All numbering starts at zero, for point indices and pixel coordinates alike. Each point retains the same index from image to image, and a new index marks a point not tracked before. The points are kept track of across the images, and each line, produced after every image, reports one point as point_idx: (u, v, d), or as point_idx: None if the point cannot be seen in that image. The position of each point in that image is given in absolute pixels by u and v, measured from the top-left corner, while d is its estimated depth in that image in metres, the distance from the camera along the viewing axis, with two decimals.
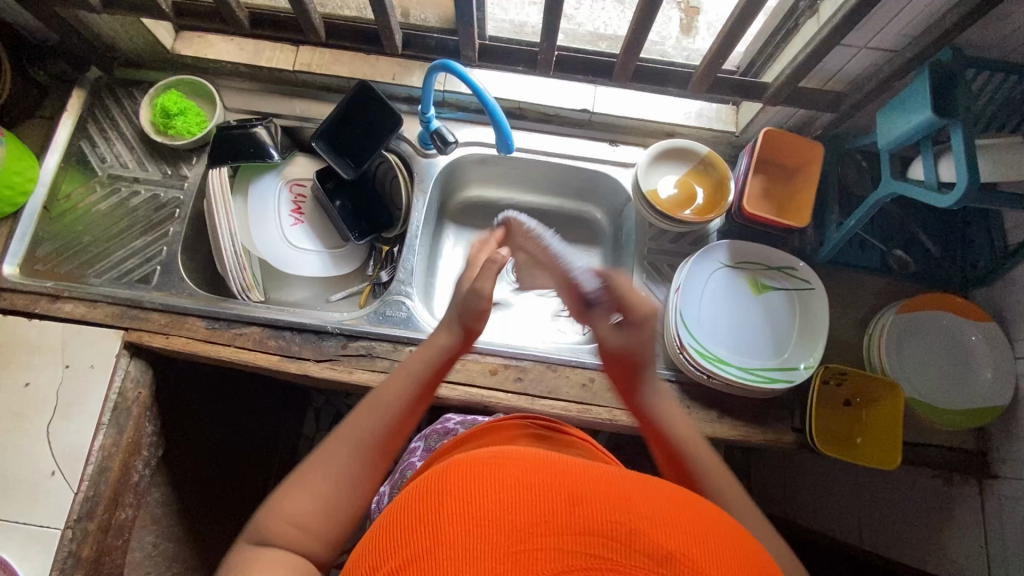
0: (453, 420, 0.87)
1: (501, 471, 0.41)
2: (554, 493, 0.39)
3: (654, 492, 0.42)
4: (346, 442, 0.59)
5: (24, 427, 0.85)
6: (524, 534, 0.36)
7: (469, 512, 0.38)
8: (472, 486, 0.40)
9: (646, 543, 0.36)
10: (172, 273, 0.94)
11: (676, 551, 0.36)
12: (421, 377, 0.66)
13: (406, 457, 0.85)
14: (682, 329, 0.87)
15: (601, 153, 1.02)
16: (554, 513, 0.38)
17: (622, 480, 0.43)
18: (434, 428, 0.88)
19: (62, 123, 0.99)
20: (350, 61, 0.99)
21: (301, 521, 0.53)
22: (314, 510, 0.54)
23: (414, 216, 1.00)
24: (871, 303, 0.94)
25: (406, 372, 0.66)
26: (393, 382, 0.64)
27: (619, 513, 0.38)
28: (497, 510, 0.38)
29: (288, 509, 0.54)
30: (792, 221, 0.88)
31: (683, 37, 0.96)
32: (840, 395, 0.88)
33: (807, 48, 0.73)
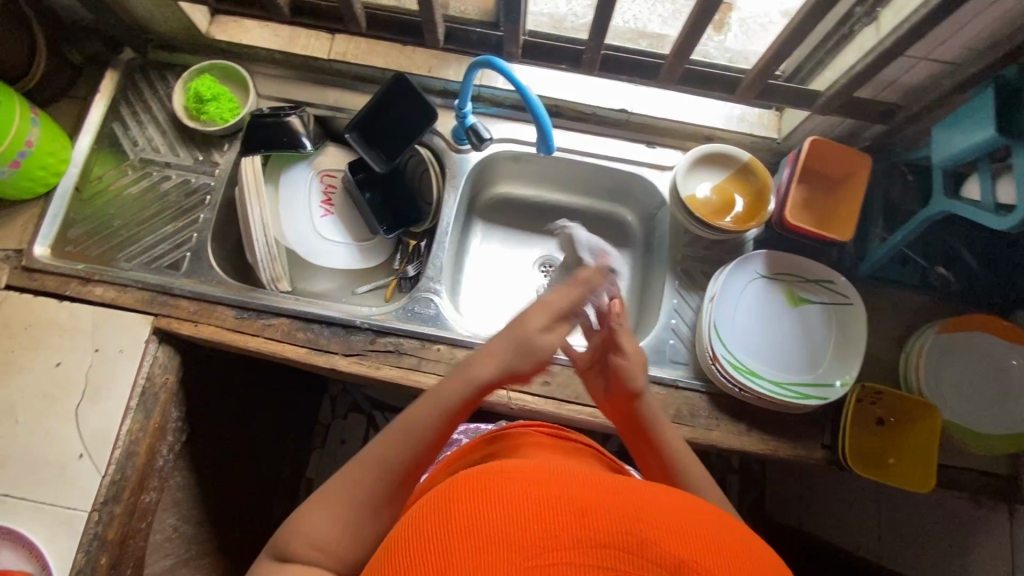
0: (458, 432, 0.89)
1: (506, 485, 0.39)
2: (561, 504, 0.38)
3: (663, 498, 0.42)
4: (375, 463, 0.58)
5: (54, 409, 0.85)
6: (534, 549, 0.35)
7: (475, 533, 0.36)
8: (476, 505, 0.38)
9: (657, 553, 0.36)
10: (202, 260, 0.94)
11: (689, 558, 0.36)
12: (461, 406, 0.61)
13: None
14: (715, 340, 0.86)
15: (637, 155, 1.00)
16: (562, 526, 0.36)
17: (625, 487, 0.41)
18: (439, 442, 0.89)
19: (95, 104, 0.98)
20: (385, 52, 0.98)
21: (320, 544, 0.54)
22: (336, 532, 0.54)
23: (445, 213, 0.98)
24: (909, 320, 0.92)
25: (442, 397, 0.61)
26: (428, 405, 0.60)
27: (630, 523, 0.37)
28: (505, 523, 0.36)
29: (311, 532, 0.54)
30: (835, 234, 0.86)
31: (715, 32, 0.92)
32: (874, 413, 0.86)
33: (867, 57, 0.70)
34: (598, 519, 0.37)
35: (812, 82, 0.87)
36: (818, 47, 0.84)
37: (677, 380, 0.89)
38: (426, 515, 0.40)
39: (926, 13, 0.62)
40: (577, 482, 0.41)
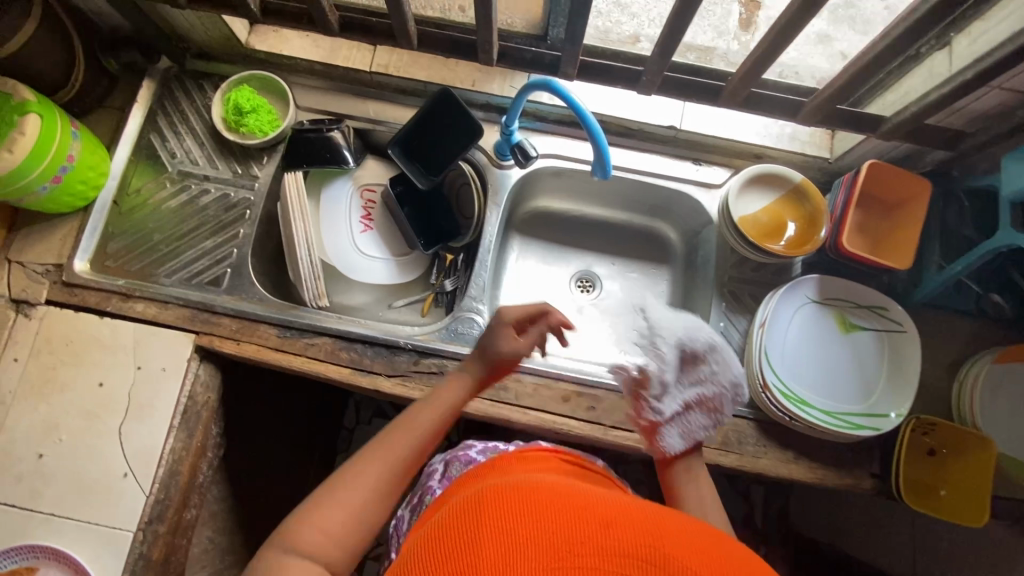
0: (475, 449, 0.81)
1: (537, 500, 0.44)
2: (588, 518, 0.42)
3: (678, 523, 0.46)
4: (386, 448, 0.57)
5: (97, 427, 0.85)
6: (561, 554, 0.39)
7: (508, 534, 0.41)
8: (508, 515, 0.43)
9: (677, 567, 0.39)
10: (243, 277, 0.93)
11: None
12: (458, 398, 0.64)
13: (424, 480, 0.81)
14: (766, 367, 0.85)
15: (683, 172, 0.97)
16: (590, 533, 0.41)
17: (643, 509, 0.46)
18: (456, 454, 0.81)
19: (133, 115, 0.96)
20: (430, 64, 0.97)
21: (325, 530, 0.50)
22: (343, 525, 0.51)
23: (488, 230, 0.97)
24: (961, 348, 0.90)
25: (429, 401, 0.62)
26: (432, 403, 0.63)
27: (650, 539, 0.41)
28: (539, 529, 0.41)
29: (324, 519, 0.51)
30: (890, 261, 0.84)
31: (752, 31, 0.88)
32: (925, 444, 0.85)
33: (944, 86, 0.67)
34: (620, 533, 0.41)
35: (870, 103, 0.84)
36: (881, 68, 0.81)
37: None
38: (462, 522, 0.44)
39: (1015, 46, 0.59)
40: (602, 505, 0.46)
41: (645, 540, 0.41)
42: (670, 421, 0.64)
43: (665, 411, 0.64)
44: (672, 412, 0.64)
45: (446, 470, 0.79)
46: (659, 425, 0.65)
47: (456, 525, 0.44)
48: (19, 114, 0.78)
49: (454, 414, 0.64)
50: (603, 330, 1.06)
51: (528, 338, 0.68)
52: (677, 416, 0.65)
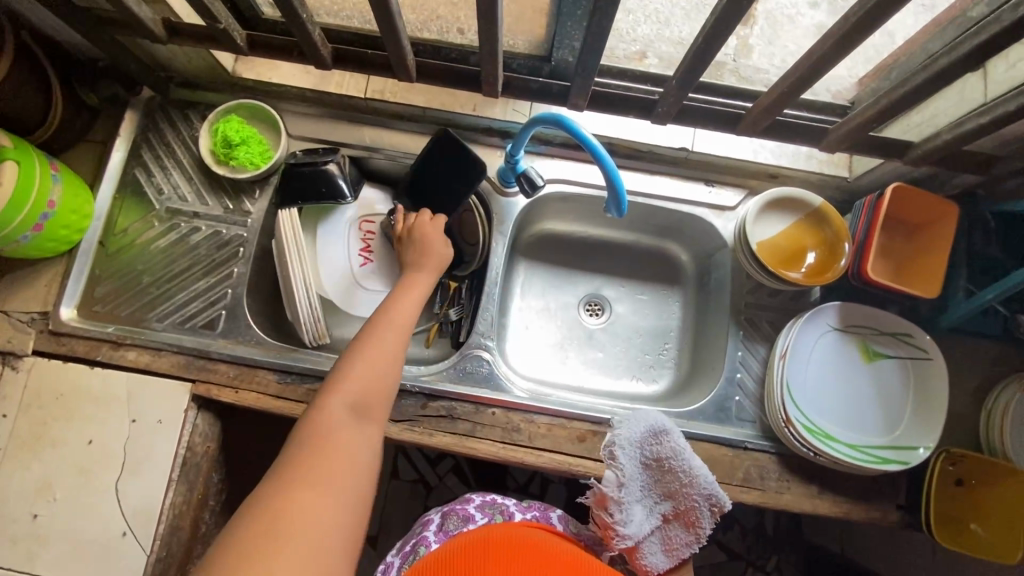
0: (474, 505, 0.75)
1: (543, 552, 0.60)
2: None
3: None
4: (384, 325, 0.70)
5: (93, 484, 0.81)
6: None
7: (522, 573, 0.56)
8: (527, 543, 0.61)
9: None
10: (239, 319, 0.88)
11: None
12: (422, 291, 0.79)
13: (420, 529, 0.77)
14: (788, 402, 0.81)
15: (696, 195, 0.93)
16: None
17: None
18: (454, 508, 0.76)
19: (116, 150, 0.92)
20: (427, 89, 0.93)
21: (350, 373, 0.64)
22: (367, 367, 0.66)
23: (493, 261, 0.93)
24: (987, 373, 0.87)
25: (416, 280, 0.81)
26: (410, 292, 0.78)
27: None
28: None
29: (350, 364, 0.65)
30: (918, 290, 0.79)
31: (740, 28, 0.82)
32: (951, 474, 0.82)
33: (979, 113, 0.64)
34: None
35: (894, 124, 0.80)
36: None
37: (746, 442, 0.85)
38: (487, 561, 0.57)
39: None
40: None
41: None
42: (641, 530, 0.68)
43: (635, 523, 0.68)
44: (640, 524, 0.68)
45: (443, 523, 0.74)
46: (633, 545, 0.68)
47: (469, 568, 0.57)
48: None
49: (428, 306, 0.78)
50: (615, 357, 1.02)
51: (443, 237, 0.86)
52: (645, 523, 0.69)
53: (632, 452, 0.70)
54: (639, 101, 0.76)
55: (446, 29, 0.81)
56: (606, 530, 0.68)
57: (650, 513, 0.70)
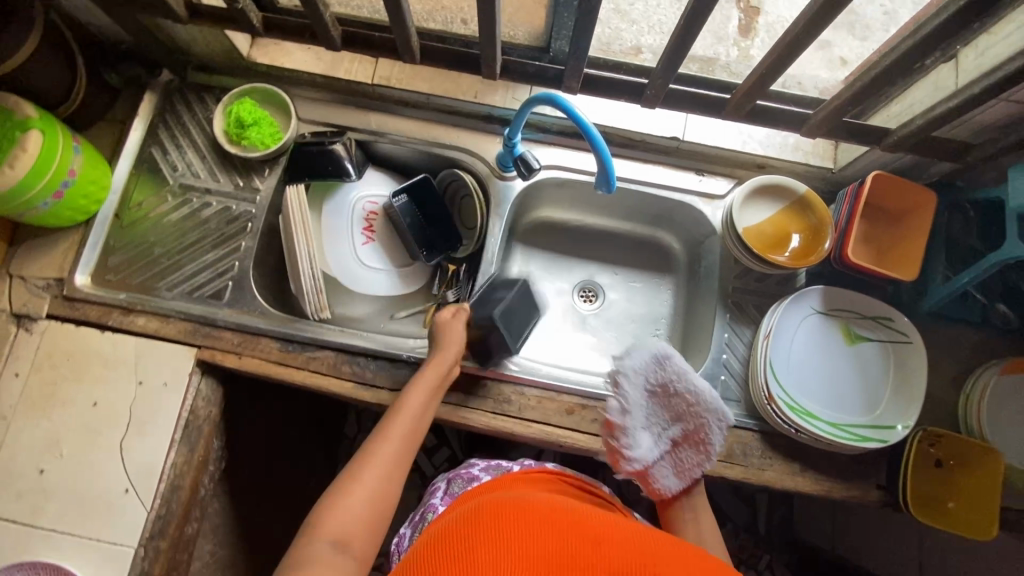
0: (477, 467, 0.81)
1: (544, 511, 0.51)
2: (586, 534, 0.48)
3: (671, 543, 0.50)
4: (379, 460, 0.63)
5: (99, 442, 0.84)
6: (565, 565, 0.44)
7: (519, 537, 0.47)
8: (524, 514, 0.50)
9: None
10: (244, 290, 0.92)
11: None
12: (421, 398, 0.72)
13: (428, 498, 0.81)
14: (772, 379, 0.84)
15: (686, 183, 0.97)
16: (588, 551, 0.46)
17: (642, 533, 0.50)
18: (459, 473, 0.81)
19: (135, 128, 0.96)
20: (432, 77, 0.97)
21: (344, 517, 0.57)
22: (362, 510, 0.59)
23: (490, 241, 0.97)
24: (967, 359, 0.90)
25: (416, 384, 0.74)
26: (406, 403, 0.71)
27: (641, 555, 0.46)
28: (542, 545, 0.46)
29: (340, 508, 0.58)
30: (894, 273, 0.83)
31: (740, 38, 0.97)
32: (930, 455, 0.84)
33: (948, 99, 0.67)
34: (609, 553, 0.46)
35: (874, 114, 0.84)
36: None
37: (730, 419, 0.87)
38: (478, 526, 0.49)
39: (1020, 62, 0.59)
40: (594, 525, 0.50)
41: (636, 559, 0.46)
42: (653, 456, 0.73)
43: (642, 449, 0.73)
44: (650, 448, 0.74)
45: (449, 488, 0.79)
46: (644, 468, 0.73)
47: (474, 536, 0.47)
48: (20, 131, 0.78)
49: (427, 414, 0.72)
50: (607, 340, 1.05)
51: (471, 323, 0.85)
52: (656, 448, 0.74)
53: (636, 380, 0.75)
54: (630, 87, 0.81)
55: (450, 18, 0.86)
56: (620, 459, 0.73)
57: (660, 438, 0.75)
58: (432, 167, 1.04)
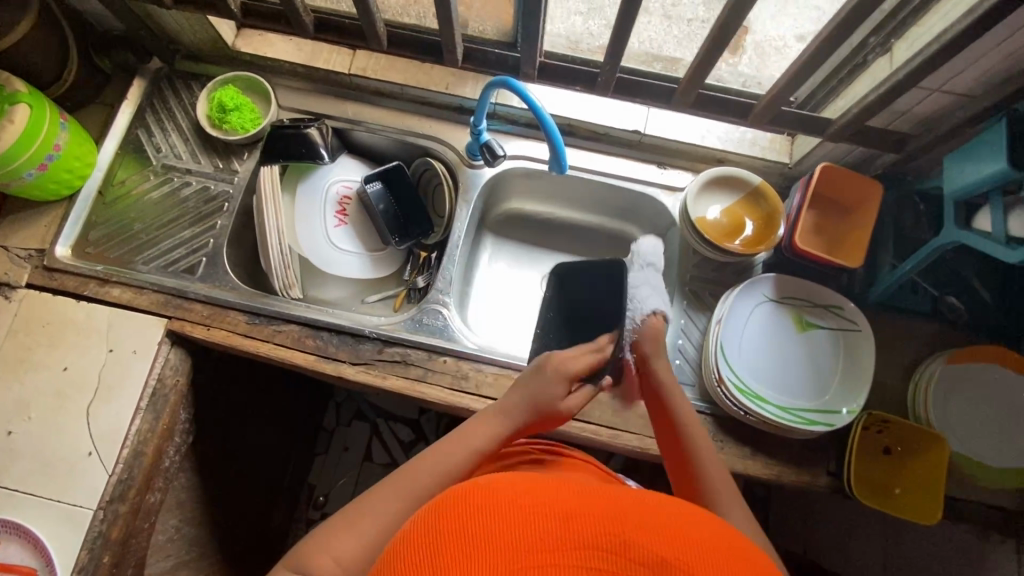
0: None
1: (492, 483, 0.41)
2: (548, 509, 0.38)
3: (654, 505, 0.42)
4: (382, 504, 0.58)
5: (66, 407, 0.87)
6: (520, 551, 0.35)
7: (467, 533, 0.37)
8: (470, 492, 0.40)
9: (642, 553, 0.36)
10: (217, 266, 0.96)
11: (670, 557, 0.36)
12: (467, 460, 0.64)
13: None
14: (722, 362, 0.86)
15: (648, 175, 1.01)
16: (553, 530, 0.36)
17: (615, 496, 0.41)
18: None
19: (122, 111, 1.01)
20: (405, 68, 1.01)
21: (336, 557, 0.54)
22: (359, 552, 0.55)
23: (456, 225, 1.00)
24: (918, 350, 0.91)
25: (455, 438, 0.65)
26: (439, 453, 0.63)
27: (615, 525, 0.37)
28: (495, 530, 0.36)
29: (334, 548, 0.55)
30: (843, 260, 0.86)
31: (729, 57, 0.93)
32: (879, 442, 0.85)
33: (880, 89, 0.71)
34: (584, 524, 0.37)
35: (824, 109, 0.88)
36: (829, 76, 0.85)
37: None
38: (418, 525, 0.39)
39: (939, 49, 0.63)
40: (555, 490, 0.41)
41: (606, 527, 0.37)
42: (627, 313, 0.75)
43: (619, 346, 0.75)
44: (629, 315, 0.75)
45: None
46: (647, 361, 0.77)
47: (411, 543, 0.38)
48: (9, 104, 0.83)
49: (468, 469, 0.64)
50: None
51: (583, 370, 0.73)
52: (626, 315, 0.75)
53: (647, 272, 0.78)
54: (586, 76, 0.86)
55: (422, 13, 0.90)
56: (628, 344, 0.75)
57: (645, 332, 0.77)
58: (405, 156, 1.08)
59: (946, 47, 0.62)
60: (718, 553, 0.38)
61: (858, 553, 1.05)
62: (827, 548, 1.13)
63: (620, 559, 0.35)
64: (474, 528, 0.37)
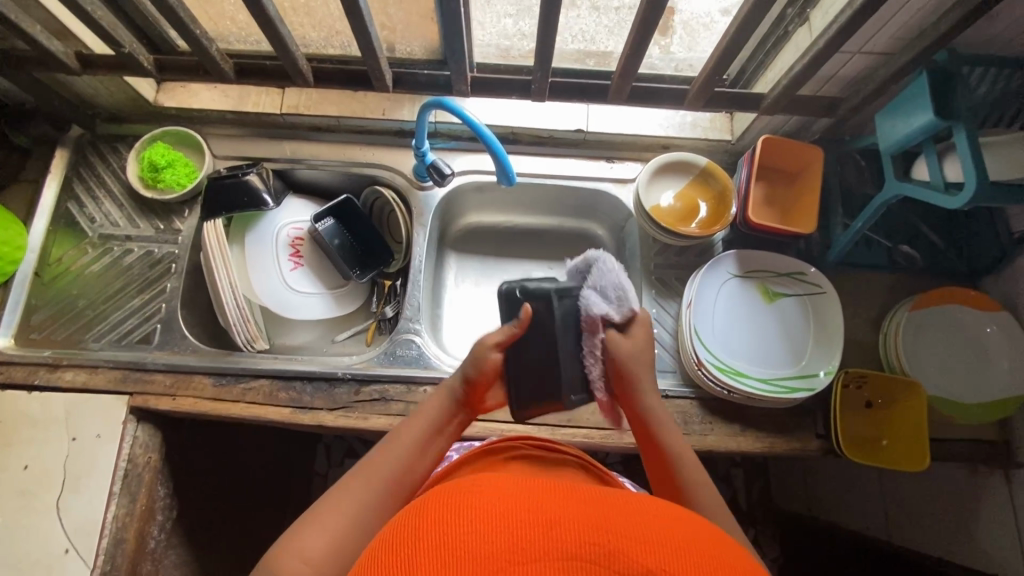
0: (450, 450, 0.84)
1: (472, 492, 0.39)
2: (528, 515, 0.36)
3: (645, 508, 0.39)
4: (350, 494, 0.58)
5: (32, 505, 0.81)
6: (501, 561, 0.33)
7: (439, 542, 0.35)
8: (447, 503, 0.38)
9: (628, 565, 0.33)
10: (173, 331, 0.92)
11: (656, 568, 0.33)
12: (425, 431, 0.67)
13: None
14: (698, 345, 0.86)
15: (599, 171, 1.01)
16: (529, 539, 0.34)
17: (601, 500, 0.39)
18: None
19: (47, 185, 0.96)
20: (338, 99, 0.99)
21: (308, 557, 0.52)
22: (328, 547, 0.54)
23: (416, 251, 0.98)
24: (881, 302, 0.94)
25: (413, 421, 0.68)
26: (402, 433, 0.66)
27: (598, 532, 0.35)
28: (468, 541, 0.34)
29: (304, 547, 0.53)
30: (797, 228, 0.88)
31: (660, 40, 0.93)
32: (861, 397, 0.87)
33: (804, 59, 0.73)
34: (565, 533, 0.35)
35: (756, 83, 0.90)
36: (756, 51, 0.87)
37: (666, 390, 0.88)
38: (394, 535, 0.37)
39: (853, 13, 0.65)
40: (538, 494, 0.38)
41: (588, 536, 0.35)
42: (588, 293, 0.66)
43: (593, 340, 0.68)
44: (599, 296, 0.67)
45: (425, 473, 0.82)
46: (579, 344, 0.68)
47: (388, 546, 0.36)
48: None
49: (431, 446, 0.66)
50: None
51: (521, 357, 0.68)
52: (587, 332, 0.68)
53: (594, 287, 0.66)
54: (519, 85, 0.86)
55: (346, 42, 0.89)
56: (589, 326, 0.67)
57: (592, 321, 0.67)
58: (353, 188, 1.06)
59: (856, 14, 0.65)
60: (709, 561, 0.35)
61: (861, 505, 1.07)
62: (834, 506, 1.14)
63: (603, 570, 0.33)
64: (451, 537, 0.35)
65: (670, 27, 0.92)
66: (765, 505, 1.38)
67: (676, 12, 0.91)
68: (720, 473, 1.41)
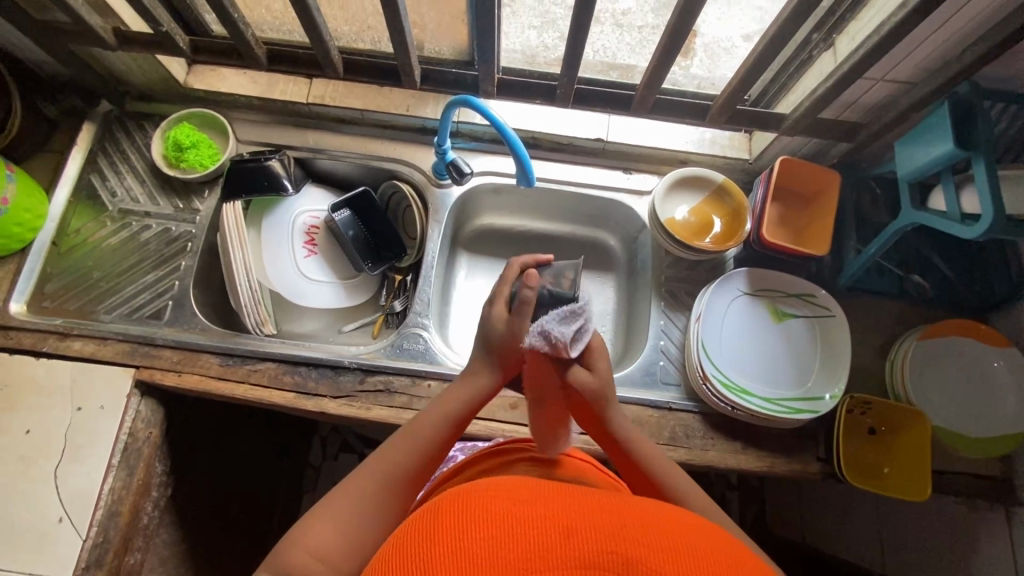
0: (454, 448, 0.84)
1: (484, 495, 0.38)
2: (544, 522, 0.35)
3: (659, 515, 0.39)
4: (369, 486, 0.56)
5: (31, 471, 0.81)
6: (519, 566, 0.32)
7: (453, 551, 0.33)
8: (458, 508, 0.37)
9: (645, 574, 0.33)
10: (184, 308, 0.93)
11: None
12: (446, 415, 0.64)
13: None
14: (704, 358, 0.86)
15: (615, 181, 1.02)
16: (546, 545, 0.33)
17: (616, 505, 0.39)
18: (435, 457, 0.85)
19: (73, 157, 0.98)
20: (364, 93, 1.01)
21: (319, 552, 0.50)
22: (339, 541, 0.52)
23: (429, 247, 0.99)
24: (890, 329, 0.94)
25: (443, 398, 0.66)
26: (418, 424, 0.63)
27: (616, 542, 0.34)
28: (483, 545, 0.33)
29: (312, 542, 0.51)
30: (810, 249, 0.88)
31: (682, 61, 0.94)
32: (864, 423, 0.86)
33: (827, 83, 0.74)
34: (582, 539, 0.34)
35: (777, 105, 0.91)
36: (778, 73, 0.88)
37: (670, 402, 0.88)
38: (404, 545, 0.36)
39: (878, 40, 0.66)
40: (549, 497, 0.38)
41: (607, 545, 0.34)
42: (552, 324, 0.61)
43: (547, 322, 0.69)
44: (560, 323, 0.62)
45: None
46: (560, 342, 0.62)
47: (399, 553, 0.35)
48: None
49: (454, 430, 0.65)
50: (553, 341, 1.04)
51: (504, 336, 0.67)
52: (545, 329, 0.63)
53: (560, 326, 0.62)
54: (544, 89, 0.87)
55: (377, 38, 0.90)
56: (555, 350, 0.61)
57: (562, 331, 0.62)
58: (372, 181, 1.07)
59: (880, 42, 0.66)
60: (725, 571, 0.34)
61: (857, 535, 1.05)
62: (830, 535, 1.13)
63: None
64: (465, 543, 0.34)
65: (691, 49, 0.92)
66: (759, 530, 1.36)
67: (698, 36, 0.91)
68: (716, 495, 1.39)
